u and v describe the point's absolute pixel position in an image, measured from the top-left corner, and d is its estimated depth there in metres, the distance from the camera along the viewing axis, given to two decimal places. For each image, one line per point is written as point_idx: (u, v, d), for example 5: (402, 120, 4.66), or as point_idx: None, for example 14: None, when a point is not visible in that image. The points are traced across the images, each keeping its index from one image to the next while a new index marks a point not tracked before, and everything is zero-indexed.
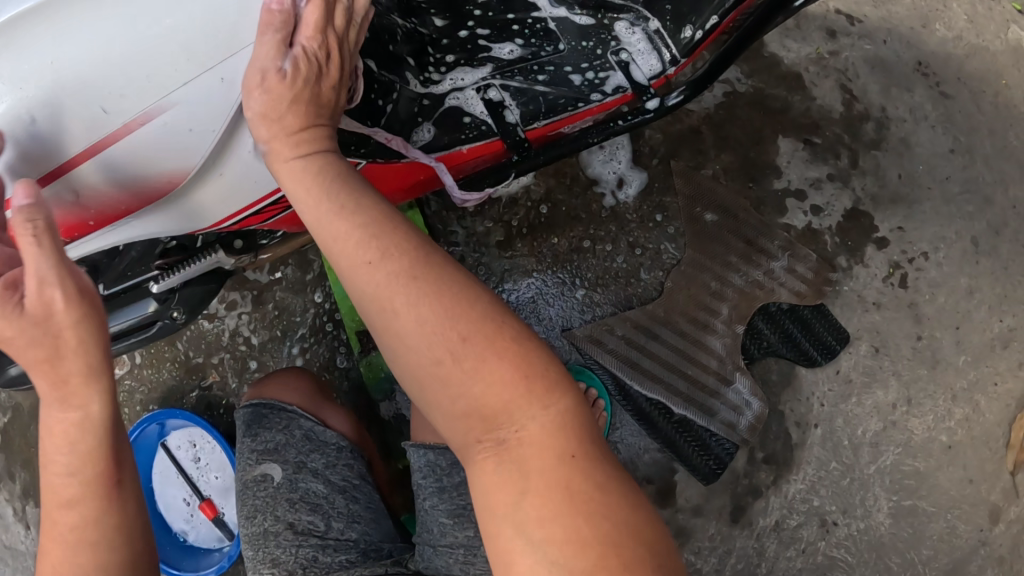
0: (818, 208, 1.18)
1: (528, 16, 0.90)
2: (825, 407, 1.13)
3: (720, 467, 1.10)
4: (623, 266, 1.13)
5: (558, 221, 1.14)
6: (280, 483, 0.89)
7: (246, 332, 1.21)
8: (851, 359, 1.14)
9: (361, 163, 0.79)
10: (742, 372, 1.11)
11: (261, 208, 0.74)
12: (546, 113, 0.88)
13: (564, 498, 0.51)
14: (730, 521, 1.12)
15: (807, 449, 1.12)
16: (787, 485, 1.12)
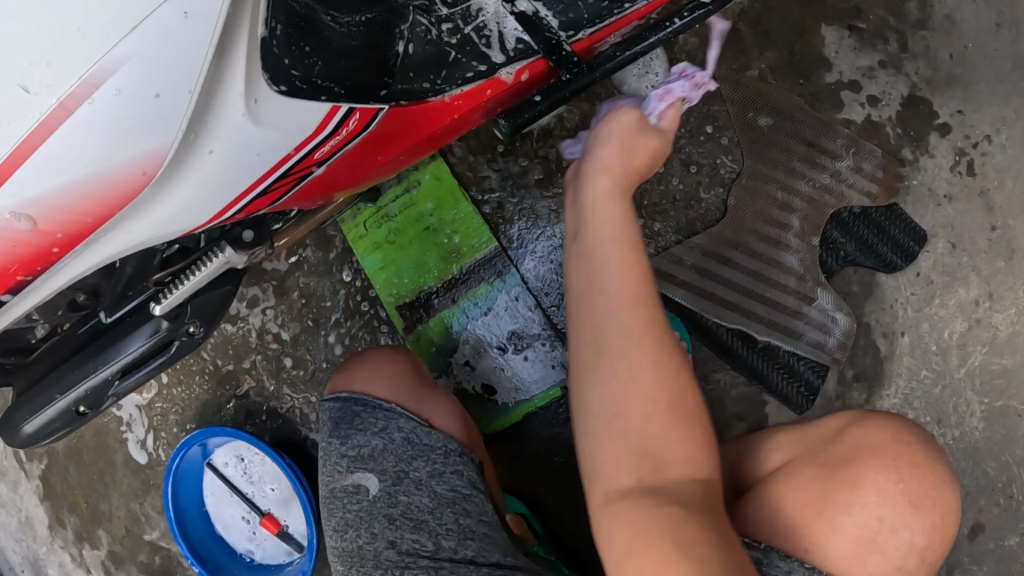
0: (875, 98, 1.07)
1: None
2: (909, 313, 1.05)
3: (813, 393, 1.02)
4: (680, 188, 1.02)
5: None
6: (378, 497, 0.75)
7: (274, 327, 1.15)
8: (929, 260, 1.06)
9: (383, 112, 0.61)
10: (825, 288, 1.02)
11: (269, 187, 0.59)
12: (592, 20, 0.76)
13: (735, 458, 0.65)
14: None
15: (896, 362, 1.05)
16: (880, 402, 1.04)
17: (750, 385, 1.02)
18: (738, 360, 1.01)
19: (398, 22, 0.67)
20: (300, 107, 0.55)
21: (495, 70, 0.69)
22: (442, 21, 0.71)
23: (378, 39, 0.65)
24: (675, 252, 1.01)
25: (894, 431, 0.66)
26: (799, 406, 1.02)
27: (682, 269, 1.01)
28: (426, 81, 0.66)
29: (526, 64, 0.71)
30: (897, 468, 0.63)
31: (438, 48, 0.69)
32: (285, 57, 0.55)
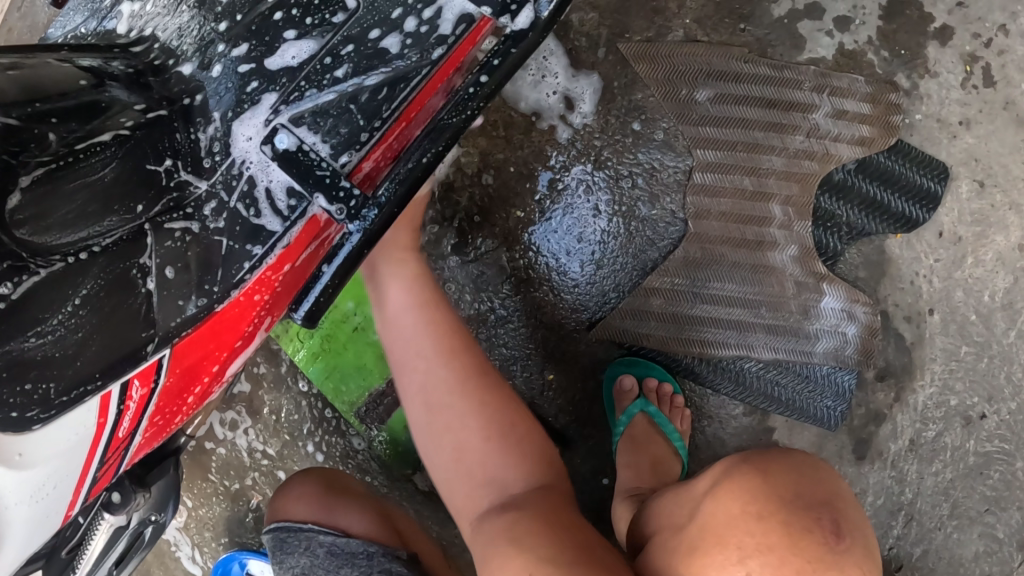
0: (844, 18, 0.82)
1: None
2: (936, 284, 0.84)
3: (845, 402, 0.84)
4: (616, 208, 0.82)
5: (512, 187, 0.83)
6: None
7: (260, 445, 1.04)
8: (953, 212, 0.83)
9: (167, 353, 0.55)
10: (832, 281, 0.81)
11: (97, 479, 0.54)
12: (370, 125, 0.58)
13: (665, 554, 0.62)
14: (856, 459, 0.88)
15: (925, 347, 0.85)
16: (913, 395, 0.87)
17: (752, 416, 0.85)
18: (743, 386, 0.84)
19: (134, 259, 0.56)
20: (67, 421, 0.49)
21: (271, 246, 0.58)
22: (202, 205, 0.59)
23: (117, 298, 0.55)
24: (637, 294, 0.82)
25: (748, 492, 0.57)
26: (830, 421, 0.84)
27: (653, 311, 0.82)
28: (201, 297, 0.57)
29: (304, 223, 0.58)
30: (741, 561, 0.54)
31: (204, 244, 0.59)
32: (7, 411, 0.47)
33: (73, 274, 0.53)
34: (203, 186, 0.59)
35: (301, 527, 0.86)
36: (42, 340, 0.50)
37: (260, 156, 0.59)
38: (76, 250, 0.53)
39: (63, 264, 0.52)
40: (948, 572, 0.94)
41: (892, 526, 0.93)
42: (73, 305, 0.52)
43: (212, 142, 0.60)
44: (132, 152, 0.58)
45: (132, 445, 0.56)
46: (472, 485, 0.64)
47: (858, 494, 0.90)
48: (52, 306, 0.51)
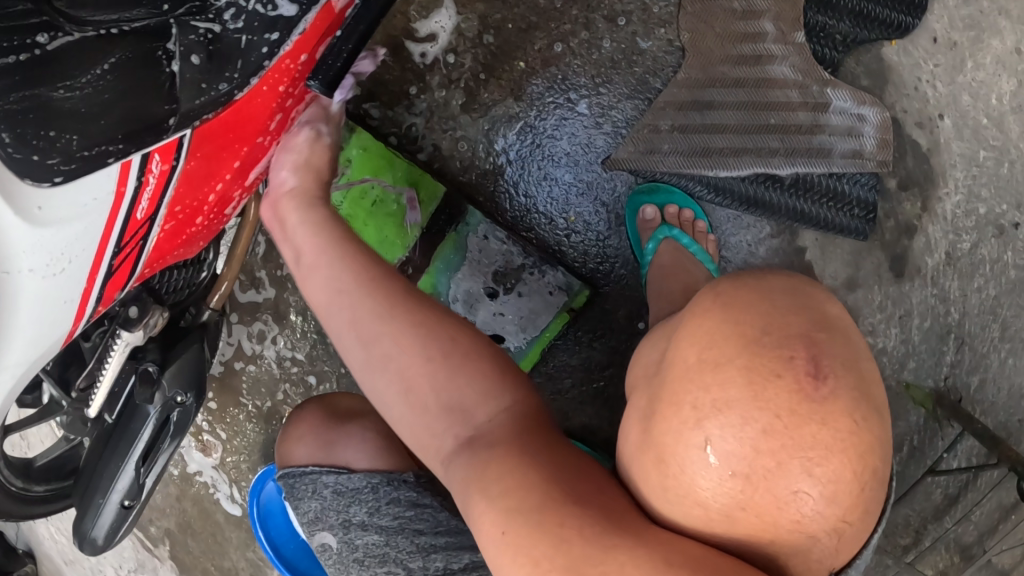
0: None
1: None
2: (940, 90, 0.86)
3: (870, 211, 0.87)
4: (614, 48, 0.87)
5: (513, 42, 0.89)
6: (342, 548, 0.71)
7: (289, 352, 1.08)
8: (943, 17, 0.85)
9: (185, 134, 0.54)
10: (836, 85, 0.85)
11: (114, 262, 0.56)
12: None
13: (643, 423, 0.50)
14: (894, 278, 0.89)
15: (941, 153, 0.87)
16: (941, 205, 0.88)
17: (779, 237, 0.88)
18: (766, 206, 0.86)
19: (158, 42, 0.54)
20: (88, 183, 0.49)
21: (290, 32, 0.57)
22: (223, 10, 0.56)
23: (144, 75, 0.53)
24: (647, 121, 0.85)
25: (710, 335, 0.46)
26: (861, 231, 0.87)
27: (663, 136, 0.85)
28: (222, 83, 0.56)
29: (322, 6, 0.58)
30: (699, 425, 0.44)
31: (227, 42, 0.56)
32: (31, 154, 0.47)
33: (102, 45, 0.52)
34: None
35: (302, 470, 0.74)
36: (72, 94, 0.50)
37: None
38: (104, 27, 0.52)
39: (96, 35, 0.52)
40: (1010, 403, 0.89)
41: (944, 353, 0.90)
42: (102, 69, 0.52)
43: None
44: None
45: (149, 234, 0.58)
46: (434, 416, 0.61)
47: (904, 314, 0.89)
48: (81, 67, 0.51)
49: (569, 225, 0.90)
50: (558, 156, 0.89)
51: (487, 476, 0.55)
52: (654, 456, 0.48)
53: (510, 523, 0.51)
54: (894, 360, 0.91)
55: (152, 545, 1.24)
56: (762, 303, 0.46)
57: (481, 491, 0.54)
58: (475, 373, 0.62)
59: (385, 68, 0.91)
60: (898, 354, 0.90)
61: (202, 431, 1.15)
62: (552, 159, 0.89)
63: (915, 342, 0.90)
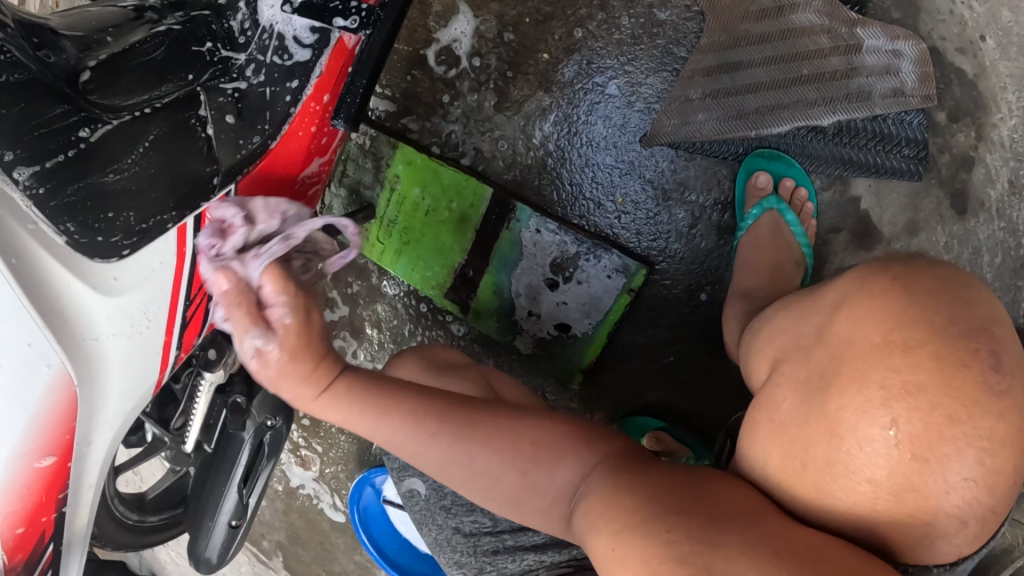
0: None
1: None
2: (978, 9, 0.86)
3: (921, 148, 0.85)
4: (633, 24, 0.88)
5: (531, 36, 0.90)
6: (427, 494, 0.86)
7: (370, 365, 1.09)
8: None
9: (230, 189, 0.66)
10: (866, 24, 0.85)
11: (186, 312, 0.67)
12: None
13: (807, 390, 0.51)
14: (957, 216, 0.88)
15: (989, 76, 0.87)
16: (996, 131, 0.87)
17: (832, 189, 0.88)
18: (812, 157, 0.88)
19: (189, 111, 0.64)
20: (148, 253, 0.61)
21: (307, 78, 0.67)
22: (244, 68, 0.67)
23: (182, 136, 0.64)
24: (677, 92, 0.87)
25: (888, 314, 0.48)
26: (914, 172, 0.85)
27: (695, 105, 0.86)
28: (254, 136, 0.66)
29: (332, 49, 0.67)
30: (885, 405, 0.45)
31: (253, 95, 0.67)
32: (96, 236, 0.58)
33: (140, 124, 0.62)
34: (242, 56, 0.67)
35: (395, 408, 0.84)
36: (120, 176, 0.60)
37: (283, 15, 0.66)
38: (140, 107, 0.63)
39: (130, 117, 0.62)
40: None
41: (1020, 287, 0.88)
42: (144, 147, 0.61)
43: (244, 23, 0.68)
44: (177, 40, 0.66)
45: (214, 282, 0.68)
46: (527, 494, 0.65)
47: (971, 253, 0.88)
48: (124, 150, 0.60)
49: (617, 207, 0.91)
50: (597, 141, 0.90)
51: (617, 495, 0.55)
52: (805, 464, 0.50)
53: (619, 537, 0.52)
54: None
55: (267, 558, 1.27)
56: (942, 287, 0.49)
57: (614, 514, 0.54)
58: (549, 435, 0.65)
59: (416, 82, 0.95)
60: None
61: (299, 447, 1.17)
62: (592, 145, 0.90)
63: (987, 280, 0.88)
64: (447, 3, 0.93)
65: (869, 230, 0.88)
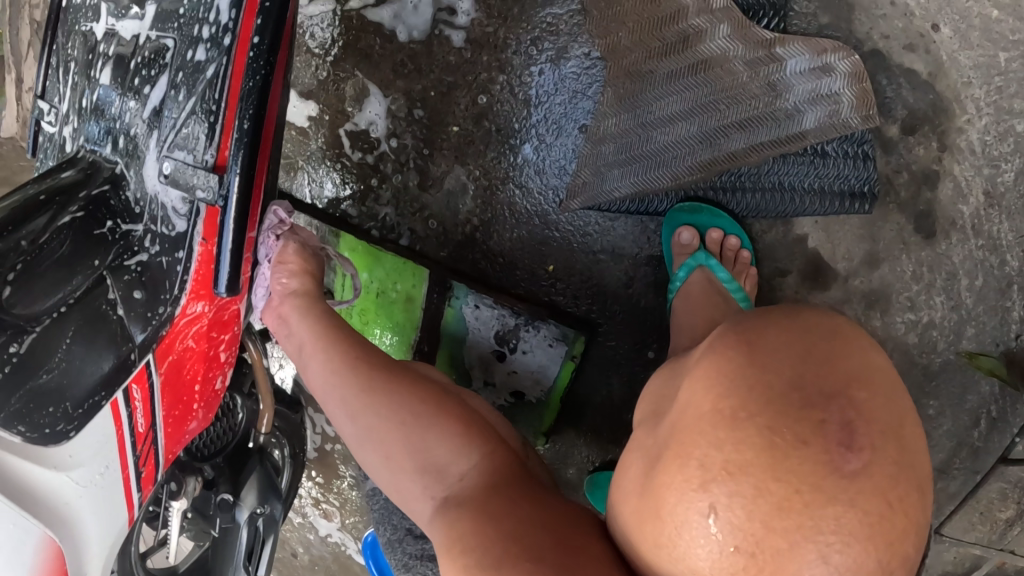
0: None
1: (144, 46, 0.76)
2: None
3: (868, 182, 0.76)
4: (535, 83, 0.83)
5: (440, 109, 0.87)
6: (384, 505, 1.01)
7: None
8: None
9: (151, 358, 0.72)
10: (785, 42, 0.75)
11: (140, 466, 0.73)
12: (209, 119, 0.69)
13: (648, 455, 0.52)
14: (924, 240, 0.77)
15: (950, 72, 0.76)
16: (962, 138, 0.76)
17: (774, 231, 0.80)
18: (748, 204, 0.80)
19: (101, 298, 0.71)
20: (95, 425, 0.67)
21: (189, 245, 0.71)
22: (143, 239, 0.74)
23: (95, 326, 0.70)
24: (588, 152, 0.82)
25: (724, 375, 0.47)
26: (860, 208, 0.76)
27: (609, 165, 0.81)
28: (160, 307, 0.72)
29: (205, 217, 0.70)
30: (705, 489, 0.44)
31: (154, 267, 0.72)
32: (43, 428, 0.64)
33: (58, 325, 0.68)
34: (140, 227, 0.74)
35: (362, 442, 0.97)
36: (53, 373, 0.67)
37: (161, 187, 0.72)
38: (52, 310, 0.68)
39: (49, 320, 0.68)
40: None
41: (1010, 309, 0.77)
42: (65, 344, 0.68)
43: (137, 193, 0.75)
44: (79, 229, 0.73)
45: (160, 437, 0.75)
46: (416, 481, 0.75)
47: (946, 278, 0.78)
48: (49, 352, 0.67)
49: (550, 275, 0.87)
50: (518, 210, 0.86)
51: (476, 534, 0.66)
52: (654, 544, 0.50)
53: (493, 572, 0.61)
54: (948, 329, 0.79)
55: None
56: (800, 340, 0.46)
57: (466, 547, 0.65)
58: (445, 433, 0.75)
59: (347, 168, 0.95)
60: (951, 324, 0.79)
61: (319, 501, 1.26)
62: (515, 216, 0.86)
63: (969, 305, 0.78)
64: (358, 86, 0.92)
65: (821, 270, 0.79)
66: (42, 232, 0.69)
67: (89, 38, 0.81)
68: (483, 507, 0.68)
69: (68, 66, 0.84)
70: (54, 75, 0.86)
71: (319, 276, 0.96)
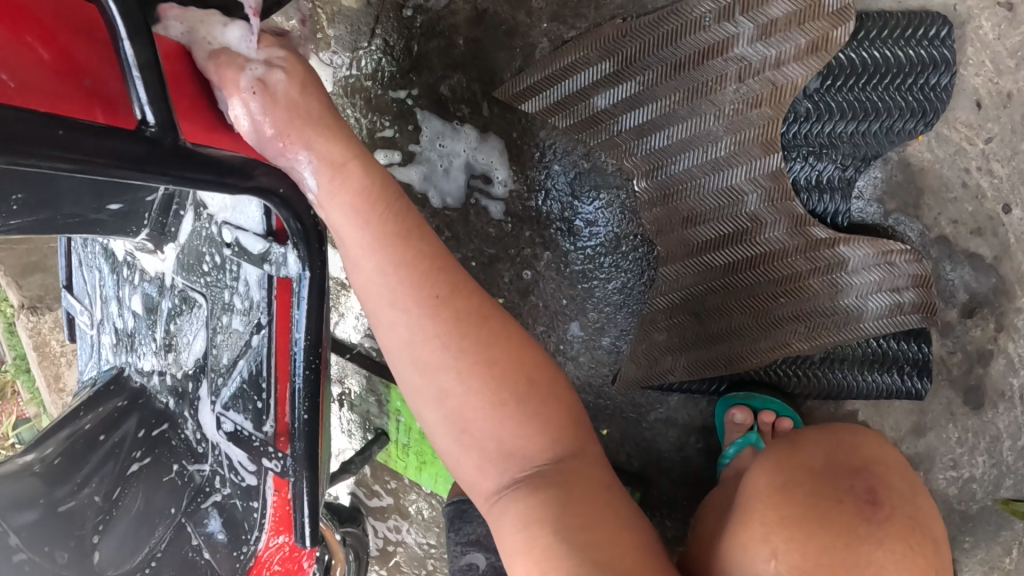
0: None
1: (168, 284, 0.70)
2: (999, 173, 0.71)
3: (921, 366, 0.75)
4: (580, 261, 0.83)
5: (481, 279, 0.88)
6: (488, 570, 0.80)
7: (423, 539, 1.22)
8: (985, 67, 0.69)
9: None
10: (850, 240, 0.71)
11: None
12: (261, 399, 0.65)
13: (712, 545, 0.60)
14: (971, 410, 0.79)
15: (1016, 254, 0.72)
16: (1020, 318, 0.74)
17: (825, 405, 0.82)
18: (801, 386, 0.80)
19: (188, 543, 0.78)
20: None
21: (263, 498, 0.73)
22: (213, 478, 0.77)
23: (187, 572, 0.77)
24: (640, 335, 0.81)
25: (777, 467, 0.58)
26: (914, 390, 0.76)
27: (661, 352, 0.80)
28: (243, 545, 0.77)
29: (272, 480, 0.71)
30: (768, 539, 0.52)
31: (229, 507, 0.77)
32: None
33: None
34: (206, 467, 0.77)
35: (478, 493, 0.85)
36: None
37: (222, 440, 0.72)
38: (144, 566, 0.76)
39: (146, 572, 0.76)
40: None
41: None
42: None
43: (196, 433, 0.77)
44: (153, 470, 0.79)
45: None
46: (492, 451, 0.57)
47: (989, 442, 0.80)
48: None
49: (604, 436, 0.89)
50: (571, 379, 0.88)
51: (565, 522, 0.54)
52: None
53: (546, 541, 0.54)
54: (988, 479, 0.82)
55: None
56: (836, 445, 0.58)
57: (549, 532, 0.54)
58: (546, 412, 0.58)
59: None
60: (990, 478, 0.82)
61: None
62: (568, 385, 0.89)
63: (1010, 461, 0.80)
64: None
65: None
66: (114, 486, 0.77)
67: (107, 251, 0.76)
68: (580, 503, 0.55)
69: (92, 273, 0.81)
70: (76, 275, 0.84)
71: (373, 418, 1.09)
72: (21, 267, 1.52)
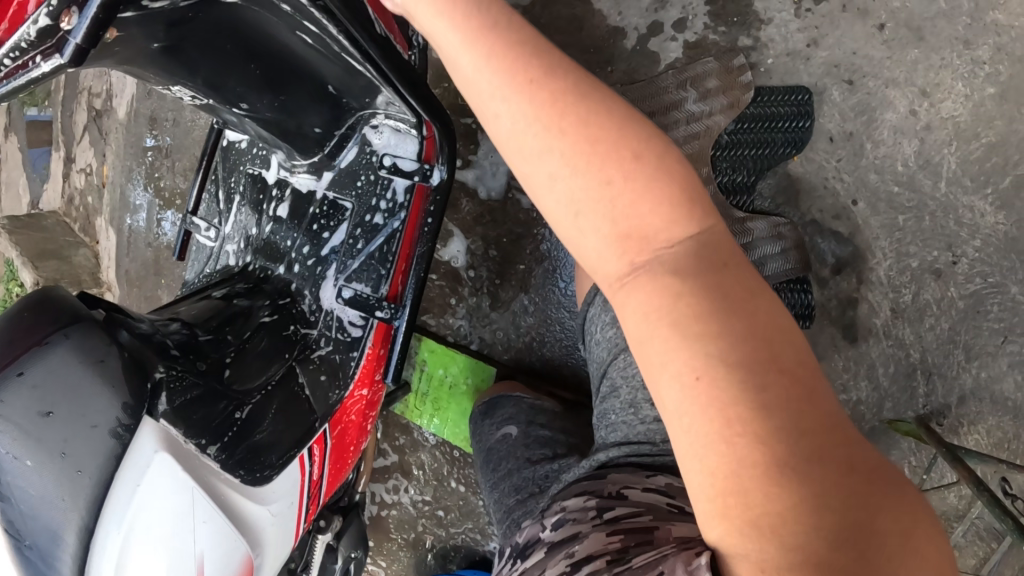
0: (678, 22, 1.17)
1: (318, 201, 1.07)
2: (848, 179, 1.15)
3: (807, 309, 1.15)
4: None
5: (510, 251, 1.27)
6: (519, 435, 1.08)
7: (420, 497, 1.39)
8: (834, 117, 1.14)
9: (325, 425, 1.01)
10: (754, 220, 1.13)
11: (307, 504, 0.99)
12: (386, 267, 1.02)
13: None
14: (849, 342, 1.16)
15: (864, 232, 1.14)
16: (874, 274, 1.14)
17: None
18: None
19: (294, 382, 1.00)
20: (288, 474, 0.94)
21: (363, 348, 1.04)
22: (317, 340, 1.05)
23: (291, 400, 0.98)
24: None
25: None
26: (801, 325, 1.15)
27: None
28: (338, 389, 1.03)
29: (374, 332, 1.04)
30: None
31: (329, 362, 1.04)
32: (255, 470, 0.90)
33: (267, 400, 0.96)
34: (314, 330, 1.06)
35: (506, 395, 1.17)
36: (264, 433, 0.93)
37: (338, 305, 1.04)
38: (262, 387, 0.96)
39: (261, 393, 0.96)
40: (994, 406, 1.11)
41: (917, 386, 1.13)
42: (271, 414, 0.95)
43: (310, 302, 1.07)
44: (271, 329, 1.03)
45: (323, 481, 1.02)
46: (611, 241, 0.56)
47: (867, 368, 1.15)
48: (260, 421, 0.93)
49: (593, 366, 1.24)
50: (565, 324, 1.26)
51: (691, 317, 0.52)
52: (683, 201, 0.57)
53: (705, 368, 0.51)
54: (873, 403, 1.16)
55: None
56: None
57: (672, 324, 0.53)
58: (660, 202, 0.54)
59: (428, 289, 1.34)
60: (873, 400, 1.15)
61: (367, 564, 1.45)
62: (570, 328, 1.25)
63: (886, 385, 1.15)
64: (443, 231, 1.31)
65: None
66: (246, 330, 1.00)
67: (254, 182, 1.11)
68: (710, 286, 0.53)
69: (232, 196, 1.14)
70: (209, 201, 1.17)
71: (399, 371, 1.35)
72: (38, 252, 1.74)
